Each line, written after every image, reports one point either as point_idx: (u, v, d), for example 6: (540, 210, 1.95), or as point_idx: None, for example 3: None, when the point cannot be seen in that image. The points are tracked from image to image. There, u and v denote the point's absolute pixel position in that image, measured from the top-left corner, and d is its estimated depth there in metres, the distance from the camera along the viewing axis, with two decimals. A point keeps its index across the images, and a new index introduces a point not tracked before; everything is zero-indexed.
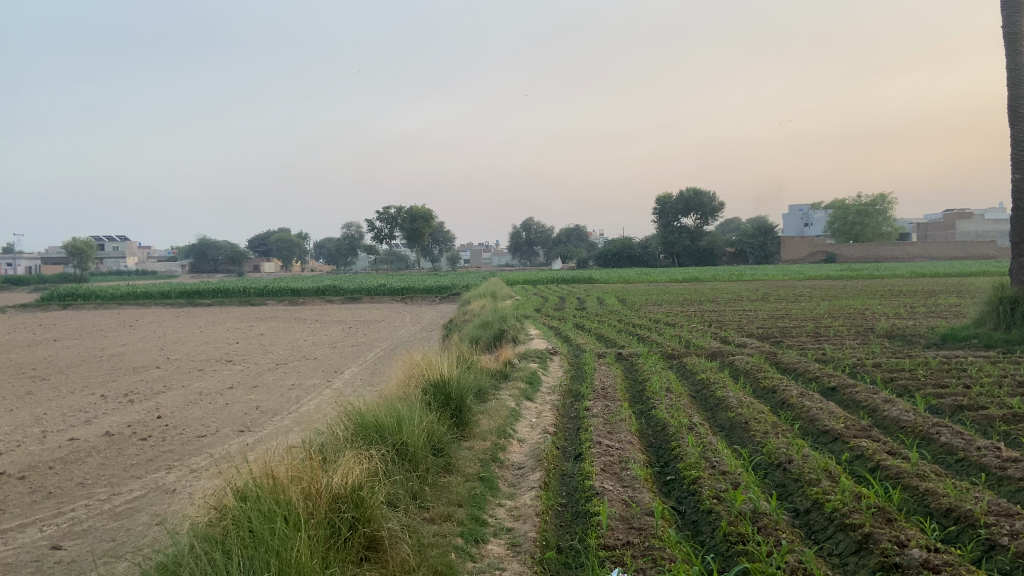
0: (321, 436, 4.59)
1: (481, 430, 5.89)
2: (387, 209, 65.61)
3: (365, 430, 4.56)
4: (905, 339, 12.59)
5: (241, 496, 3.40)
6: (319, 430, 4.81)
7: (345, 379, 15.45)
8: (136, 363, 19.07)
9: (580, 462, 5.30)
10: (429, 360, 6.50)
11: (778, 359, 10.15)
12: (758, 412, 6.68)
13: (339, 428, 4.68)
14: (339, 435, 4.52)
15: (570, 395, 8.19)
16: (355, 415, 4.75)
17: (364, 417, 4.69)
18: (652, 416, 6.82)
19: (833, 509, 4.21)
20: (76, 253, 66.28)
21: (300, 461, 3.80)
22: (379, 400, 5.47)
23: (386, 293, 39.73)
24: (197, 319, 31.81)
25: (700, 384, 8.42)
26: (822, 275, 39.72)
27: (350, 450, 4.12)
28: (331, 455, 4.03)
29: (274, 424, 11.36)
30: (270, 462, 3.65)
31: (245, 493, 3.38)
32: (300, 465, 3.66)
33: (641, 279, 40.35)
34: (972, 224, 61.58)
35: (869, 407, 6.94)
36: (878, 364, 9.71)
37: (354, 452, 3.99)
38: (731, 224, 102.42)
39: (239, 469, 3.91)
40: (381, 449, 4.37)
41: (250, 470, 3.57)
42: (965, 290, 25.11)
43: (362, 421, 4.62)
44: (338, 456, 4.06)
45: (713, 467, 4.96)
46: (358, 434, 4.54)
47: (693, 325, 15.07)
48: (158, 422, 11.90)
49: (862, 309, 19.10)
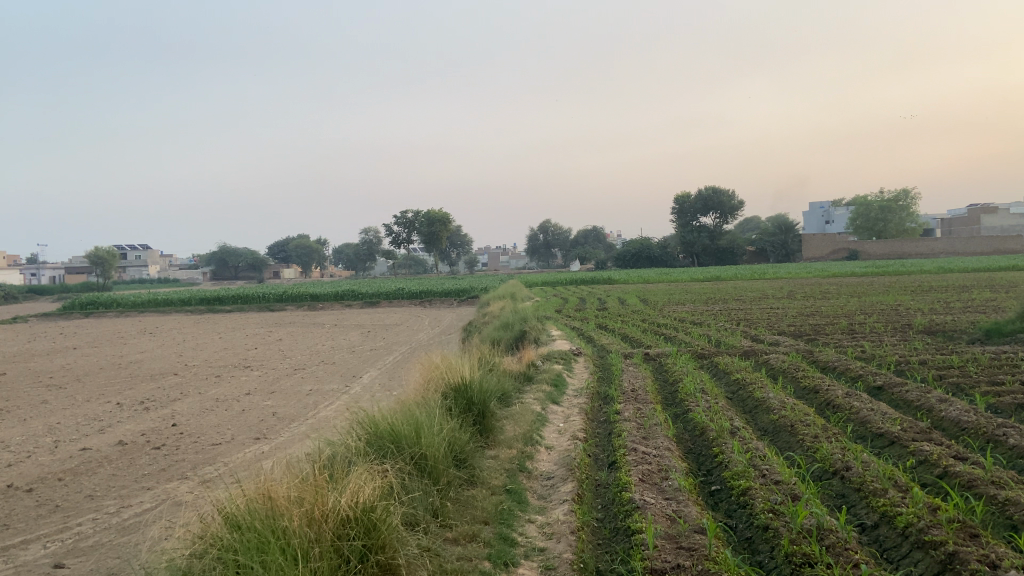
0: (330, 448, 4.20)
1: (507, 437, 5.46)
2: (403, 213, 64.84)
3: (380, 439, 4.15)
4: (946, 335, 11.99)
5: (233, 527, 3.00)
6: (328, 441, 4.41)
7: (364, 383, 15.09)
8: (153, 370, 18.88)
9: (615, 472, 4.86)
10: (448, 363, 6.08)
11: (815, 358, 9.62)
12: (804, 415, 6.19)
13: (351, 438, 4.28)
14: (351, 446, 4.11)
15: (599, 397, 7.74)
16: (369, 423, 4.34)
17: (378, 426, 4.27)
18: (689, 419, 6.36)
19: (906, 525, 3.72)
20: (99, 263, 66.99)
21: (305, 479, 3.38)
22: (397, 406, 5.06)
23: (405, 297, 39.43)
24: (216, 325, 31.75)
25: (736, 385, 7.92)
26: (847, 272, 38.87)
27: (363, 464, 3.72)
28: (340, 471, 3.62)
29: (289, 431, 11.02)
30: (270, 481, 3.24)
31: (240, 521, 2.97)
32: (304, 483, 3.25)
33: (661, 279, 39.72)
34: (997, 218, 60.27)
35: (924, 408, 6.40)
36: (923, 361, 9.16)
37: (366, 467, 3.58)
38: (751, 223, 101.65)
39: (236, 491, 3.51)
40: (397, 463, 3.94)
41: (248, 492, 3.17)
42: (997, 284, 24.28)
43: (378, 429, 4.21)
44: (348, 472, 3.65)
45: (764, 477, 4.50)
46: (372, 444, 4.14)
47: (721, 324, 14.58)
48: (172, 430, 11.60)
49: (895, 305, 18.44)
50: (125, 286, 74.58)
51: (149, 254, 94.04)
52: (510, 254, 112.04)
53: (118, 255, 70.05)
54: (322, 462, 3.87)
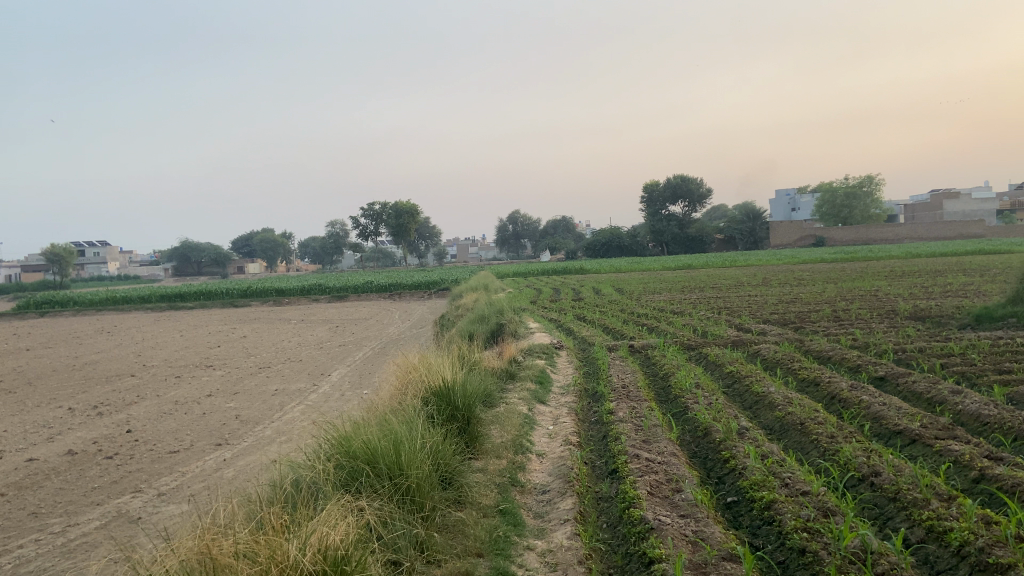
0: (293, 474, 3.60)
1: (495, 444, 4.88)
2: (370, 205, 63.79)
3: (351, 460, 3.55)
4: (935, 320, 11.69)
5: None
6: (291, 461, 3.81)
7: (333, 381, 14.46)
8: (110, 372, 17.97)
9: (617, 483, 4.33)
10: (426, 363, 5.50)
11: (807, 347, 9.21)
12: (813, 410, 5.73)
13: (317, 460, 3.68)
14: (316, 470, 3.51)
15: (588, 395, 7.22)
16: (339, 439, 3.73)
17: (349, 443, 3.67)
18: (689, 418, 5.86)
19: (961, 543, 3.23)
20: (56, 260, 65.31)
21: (261, 526, 2.79)
22: (372, 415, 4.47)
23: (374, 291, 38.59)
24: (179, 322, 30.73)
25: (731, 378, 7.48)
26: (816, 258, 38.95)
27: (332, 498, 3.14)
28: (305, 510, 3.03)
29: (254, 435, 10.35)
30: (217, 534, 2.65)
31: None
32: (257, 536, 2.66)
33: (633, 268, 39.36)
34: (958, 203, 60.95)
35: (937, 401, 5.99)
36: (919, 348, 8.79)
37: (335, 503, 2.99)
38: (717, 211, 102.26)
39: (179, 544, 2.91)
40: (372, 495, 3.35)
41: (187, 548, 2.58)
42: (968, 269, 24.31)
43: (349, 448, 3.62)
44: (313, 510, 3.06)
45: (788, 486, 4.00)
46: (343, 469, 3.54)
47: (702, 313, 14.18)
48: (128, 437, 10.85)
49: (873, 290, 18.21)
50: (83, 283, 72.69)
51: (110, 251, 91.93)
52: (479, 245, 111.07)
53: (76, 253, 68.16)
54: (282, 500, 3.27)
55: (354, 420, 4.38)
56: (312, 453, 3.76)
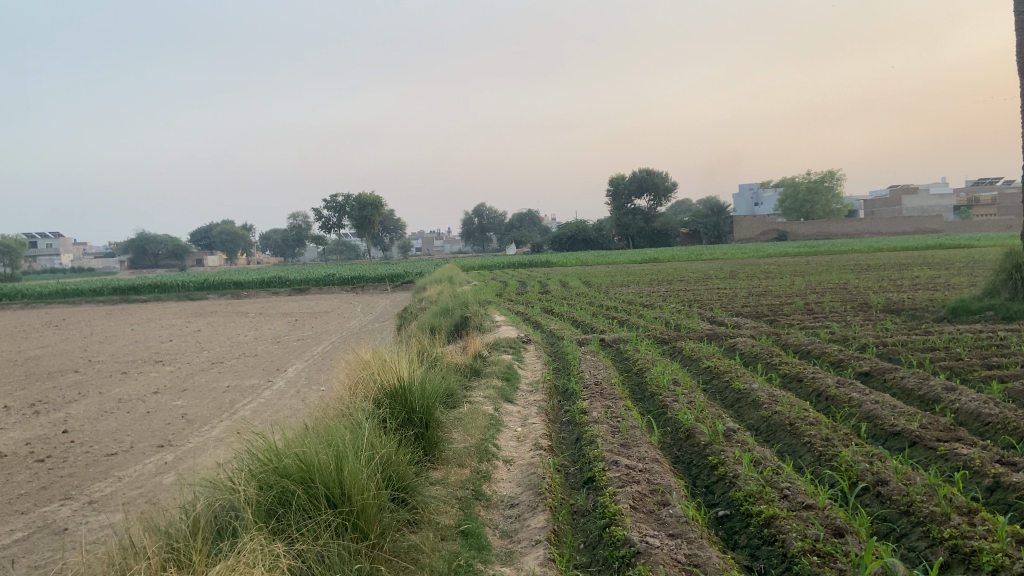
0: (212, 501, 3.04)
1: (457, 451, 4.35)
2: (333, 196, 62.55)
3: (281, 479, 3.00)
4: (910, 314, 11.41)
5: None
6: (213, 481, 3.23)
7: (289, 378, 13.75)
8: (52, 367, 16.98)
9: (594, 495, 3.84)
10: (379, 359, 4.93)
11: (785, 340, 8.82)
12: (802, 409, 5.30)
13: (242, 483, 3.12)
14: (240, 494, 2.95)
15: (558, 393, 6.71)
16: (269, 455, 3.17)
17: (279, 460, 3.10)
18: (668, 418, 5.38)
19: (996, 568, 2.78)
20: (5, 251, 62.91)
21: None
22: (315, 422, 3.91)
23: (335, 283, 37.64)
24: (131, 316, 29.53)
25: (710, 375, 7.02)
26: (780, 252, 38.96)
27: (256, 533, 2.58)
28: (219, 553, 2.45)
29: (202, 435, 9.67)
30: None
31: None
32: None
33: (598, 262, 38.98)
34: (917, 199, 61.80)
35: (932, 400, 5.62)
36: (901, 342, 8.45)
37: (251, 546, 2.41)
38: (682, 206, 102.73)
39: None
40: (306, 527, 2.78)
41: None
42: (932, 262, 24.30)
43: (279, 465, 3.07)
44: (226, 551, 2.48)
45: (789, 499, 3.54)
46: (271, 493, 2.99)
47: (672, 306, 13.77)
48: (63, 438, 10.07)
49: (842, 283, 17.99)
50: (33, 275, 70.34)
51: (63, 243, 89.18)
52: (443, 237, 109.88)
53: (27, 245, 65.77)
54: (196, 536, 2.72)
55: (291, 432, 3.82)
56: (238, 472, 3.20)
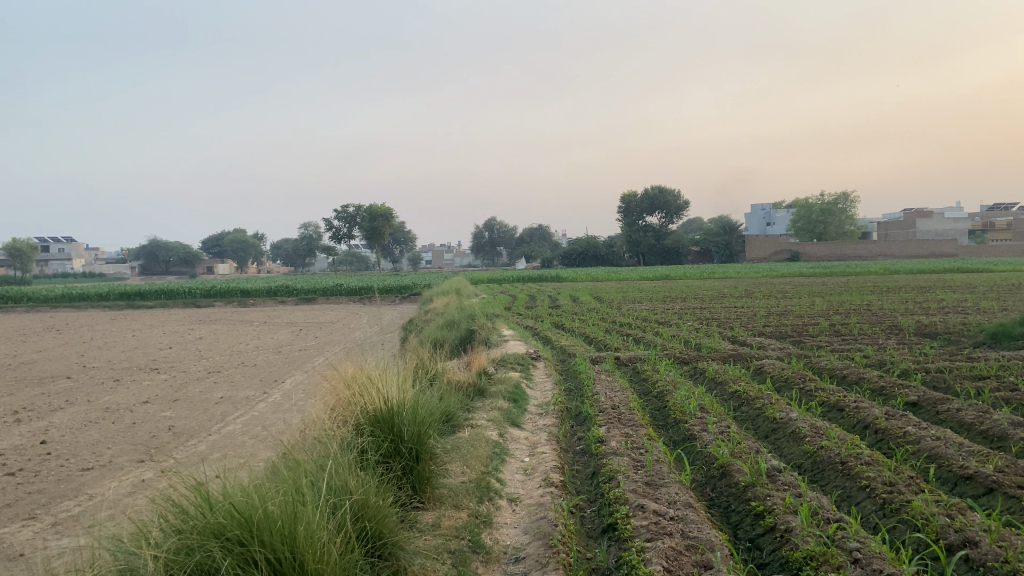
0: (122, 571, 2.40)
1: (453, 490, 3.67)
2: (344, 207, 62.28)
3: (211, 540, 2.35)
4: (946, 338, 10.67)
5: None
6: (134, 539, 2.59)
7: (286, 390, 13.11)
8: (44, 373, 16.36)
9: (618, 552, 3.14)
10: (365, 373, 4.25)
11: (818, 364, 8.10)
12: (854, 445, 4.60)
13: (165, 544, 2.47)
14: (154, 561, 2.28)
15: (570, 418, 6.02)
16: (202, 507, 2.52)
17: (213, 514, 2.45)
18: (697, 452, 4.69)
19: None
20: (17, 255, 62.81)
21: None
22: (280, 458, 3.24)
23: (342, 294, 37.12)
24: (133, 322, 29.02)
25: (739, 401, 6.32)
26: (795, 272, 38.13)
27: None
28: None
29: (186, 451, 8.99)
30: None
31: None
32: None
33: (608, 278, 38.28)
34: (932, 222, 60.82)
35: (999, 438, 4.92)
36: (946, 368, 7.73)
37: None
38: (694, 224, 102.13)
39: None
40: None
41: None
42: (956, 286, 23.43)
43: (212, 523, 2.42)
44: None
45: (861, 565, 2.84)
46: (195, 561, 2.33)
47: (688, 324, 13.07)
48: (39, 449, 9.41)
49: (864, 305, 17.25)
50: (45, 279, 70.28)
51: (75, 248, 89.52)
52: (453, 251, 109.44)
53: (38, 249, 65.76)
54: None
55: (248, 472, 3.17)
56: (161, 530, 2.55)
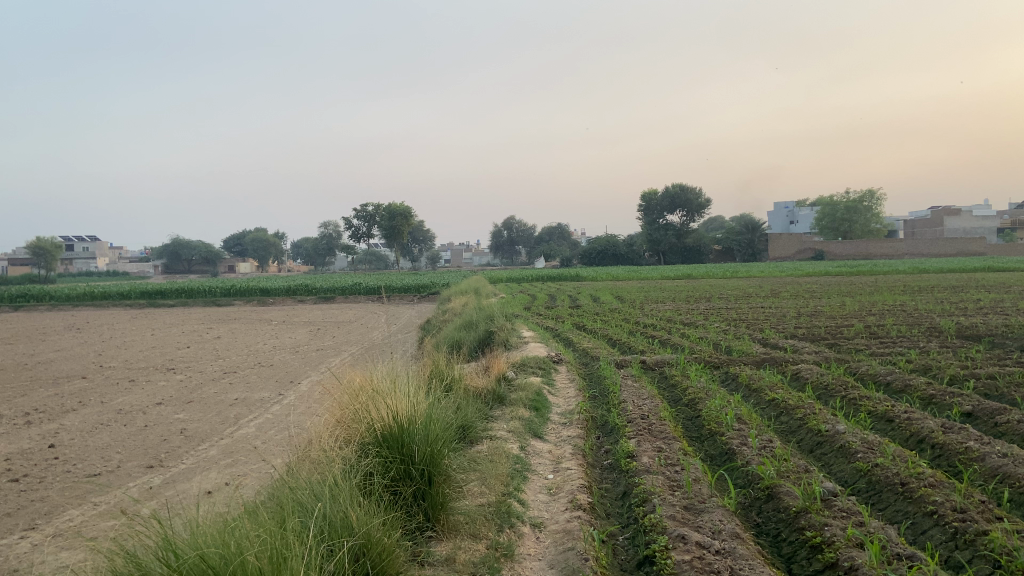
0: None
1: (468, 517, 3.29)
2: (363, 205, 62.14)
3: None
4: (990, 341, 10.11)
5: None
6: None
7: (301, 391, 12.82)
8: (60, 373, 16.20)
9: None
10: (375, 384, 3.87)
11: (858, 369, 7.63)
12: (914, 463, 4.15)
13: None
14: None
15: (596, 428, 5.62)
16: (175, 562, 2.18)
17: None
18: (739, 471, 4.26)
19: None
20: (41, 253, 63.38)
21: None
22: (276, 490, 2.89)
23: (361, 293, 36.92)
24: (153, 320, 28.95)
25: (778, 411, 5.88)
26: (820, 272, 37.36)
27: None
28: None
29: (196, 456, 8.69)
30: None
31: None
32: None
33: (629, 277, 37.73)
34: (960, 220, 59.49)
35: None
36: (997, 374, 7.23)
37: None
38: (715, 223, 101.11)
39: None
40: None
41: None
42: (991, 285, 22.63)
43: None
44: None
45: None
46: None
47: (716, 325, 12.58)
48: (47, 454, 9.15)
49: (898, 305, 16.64)
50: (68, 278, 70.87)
51: (99, 246, 90.37)
52: (472, 250, 109.12)
53: (62, 248, 66.35)
54: None
55: (238, 510, 2.83)
56: None
